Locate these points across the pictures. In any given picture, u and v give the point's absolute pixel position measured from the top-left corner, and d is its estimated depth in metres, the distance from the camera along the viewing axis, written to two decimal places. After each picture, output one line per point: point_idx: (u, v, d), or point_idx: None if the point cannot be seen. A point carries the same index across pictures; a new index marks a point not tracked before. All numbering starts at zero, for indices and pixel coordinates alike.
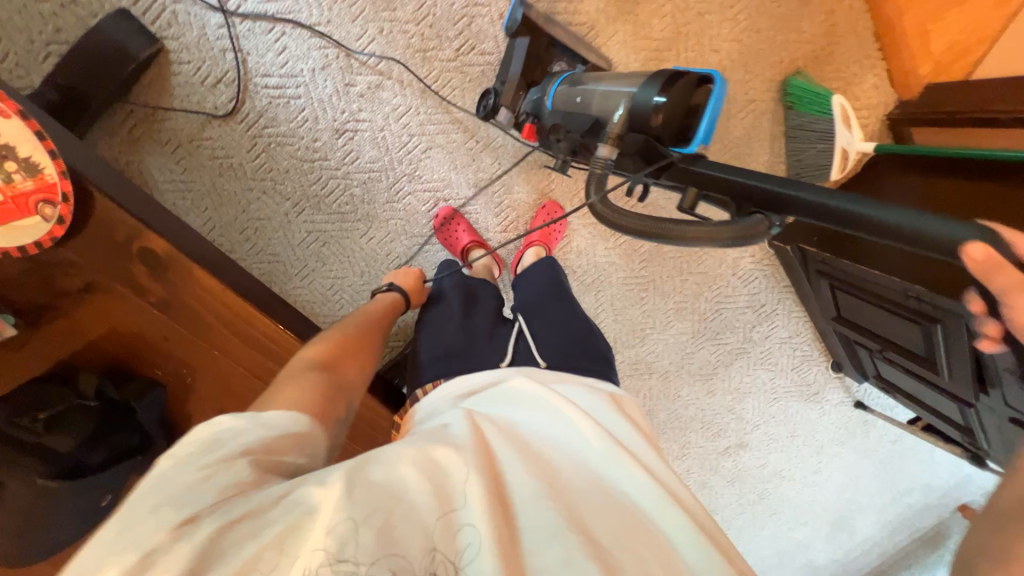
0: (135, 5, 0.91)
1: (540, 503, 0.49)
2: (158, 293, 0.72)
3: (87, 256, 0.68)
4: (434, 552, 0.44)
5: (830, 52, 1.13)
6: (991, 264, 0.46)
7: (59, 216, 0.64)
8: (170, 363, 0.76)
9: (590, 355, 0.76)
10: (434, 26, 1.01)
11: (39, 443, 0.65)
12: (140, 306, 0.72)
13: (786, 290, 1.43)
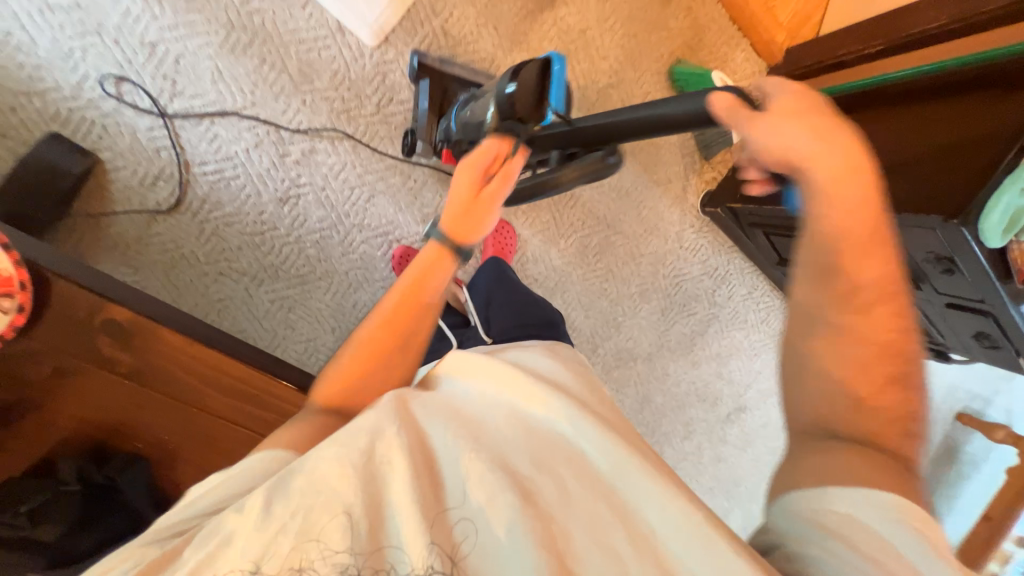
0: (63, 126, 0.96)
1: (471, 479, 0.45)
2: (130, 364, 0.63)
3: (49, 344, 0.60)
4: (432, 545, 0.42)
5: (700, 40, 1.30)
6: (733, 116, 0.54)
7: (20, 308, 0.56)
8: (149, 433, 0.67)
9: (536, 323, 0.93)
10: (352, 88, 1.10)
11: (28, 537, 0.61)
12: (109, 379, 0.63)
13: (732, 250, 1.53)
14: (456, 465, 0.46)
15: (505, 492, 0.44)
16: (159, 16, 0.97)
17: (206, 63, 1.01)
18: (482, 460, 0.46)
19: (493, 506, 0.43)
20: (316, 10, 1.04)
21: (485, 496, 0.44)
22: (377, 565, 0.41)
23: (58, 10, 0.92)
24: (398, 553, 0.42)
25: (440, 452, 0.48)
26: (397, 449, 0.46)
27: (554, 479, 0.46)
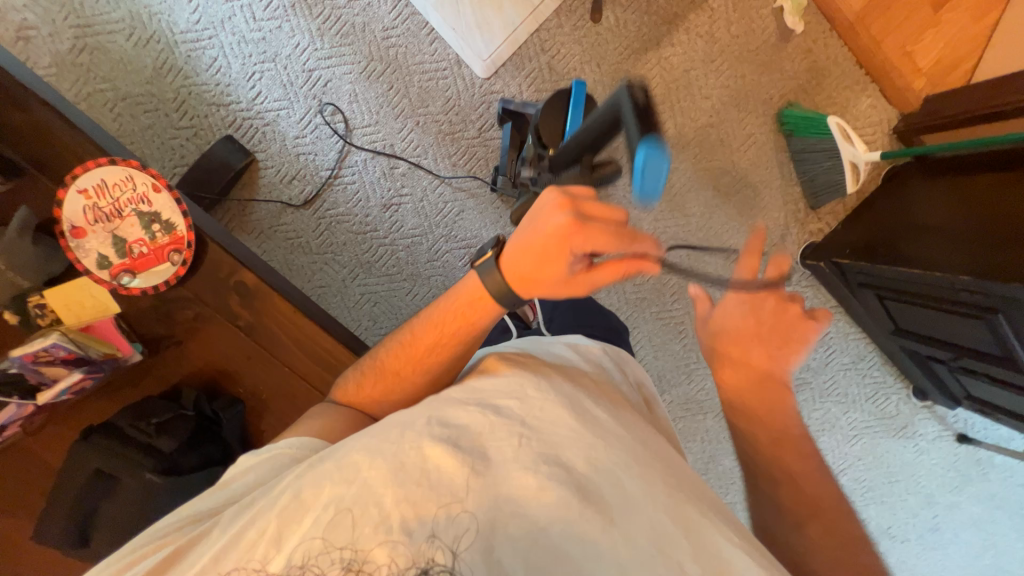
0: (235, 130, 1.19)
1: (526, 469, 0.46)
2: (248, 318, 0.71)
3: (198, 290, 0.70)
4: (432, 538, 0.44)
5: (817, 84, 1.22)
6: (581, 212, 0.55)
7: (187, 262, 0.68)
8: (252, 380, 0.74)
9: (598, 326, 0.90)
10: (459, 113, 1.22)
11: (148, 443, 0.66)
12: (230, 330, 0.72)
13: (836, 311, 1.34)
14: (510, 450, 0.47)
15: (563, 485, 0.46)
16: (319, 48, 1.18)
17: (347, 86, 1.20)
18: (542, 448, 0.47)
19: (542, 495, 0.45)
20: (441, 46, 1.19)
21: (539, 483, 0.46)
22: (378, 559, 0.43)
23: (251, 42, 1.17)
24: (396, 547, 0.43)
25: (495, 436, 0.48)
26: (440, 443, 0.47)
27: (612, 481, 0.46)
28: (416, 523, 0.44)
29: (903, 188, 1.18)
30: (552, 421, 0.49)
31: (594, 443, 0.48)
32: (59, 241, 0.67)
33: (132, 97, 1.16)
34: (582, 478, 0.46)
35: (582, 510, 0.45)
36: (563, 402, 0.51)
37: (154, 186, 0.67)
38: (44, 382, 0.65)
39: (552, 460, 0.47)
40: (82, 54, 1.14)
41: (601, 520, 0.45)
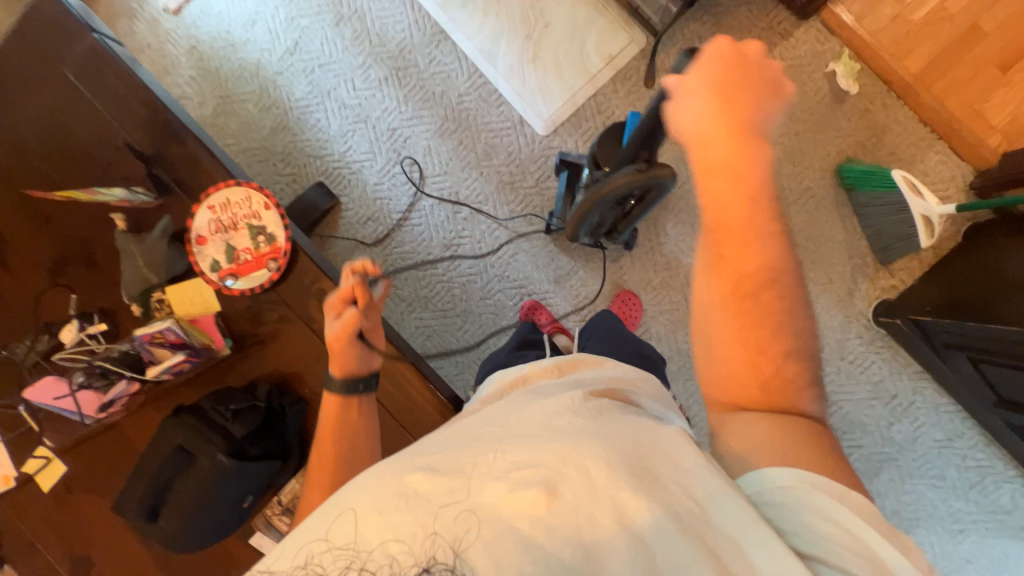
0: (326, 177, 1.38)
1: (505, 471, 0.44)
2: (323, 323, 0.79)
3: (286, 295, 0.80)
4: (434, 535, 0.42)
5: (878, 140, 1.22)
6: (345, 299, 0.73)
7: (281, 269, 0.79)
8: (317, 383, 0.79)
9: (632, 355, 0.84)
10: (519, 166, 1.34)
11: (224, 427, 0.72)
12: (306, 333, 0.79)
13: (921, 378, 1.21)
14: (484, 462, 0.45)
15: (533, 484, 0.42)
16: (403, 111, 1.37)
17: (423, 142, 1.37)
18: (513, 454, 0.45)
19: (519, 500, 0.42)
20: (507, 109, 1.34)
21: (511, 488, 0.42)
22: (379, 559, 0.42)
23: (349, 107, 1.39)
24: (397, 548, 0.42)
25: (467, 451, 0.47)
26: (418, 468, 0.45)
27: (588, 480, 0.42)
28: (408, 531, 0.42)
29: (988, 244, 1.10)
30: (525, 431, 0.48)
31: (566, 444, 0.45)
32: (185, 248, 0.79)
33: (250, 150, 1.40)
34: (552, 478, 0.43)
35: (559, 510, 0.41)
36: (540, 415, 0.50)
37: (266, 203, 0.79)
38: (153, 359, 0.75)
39: (522, 463, 0.44)
40: (219, 117, 1.41)
41: (581, 521, 0.41)
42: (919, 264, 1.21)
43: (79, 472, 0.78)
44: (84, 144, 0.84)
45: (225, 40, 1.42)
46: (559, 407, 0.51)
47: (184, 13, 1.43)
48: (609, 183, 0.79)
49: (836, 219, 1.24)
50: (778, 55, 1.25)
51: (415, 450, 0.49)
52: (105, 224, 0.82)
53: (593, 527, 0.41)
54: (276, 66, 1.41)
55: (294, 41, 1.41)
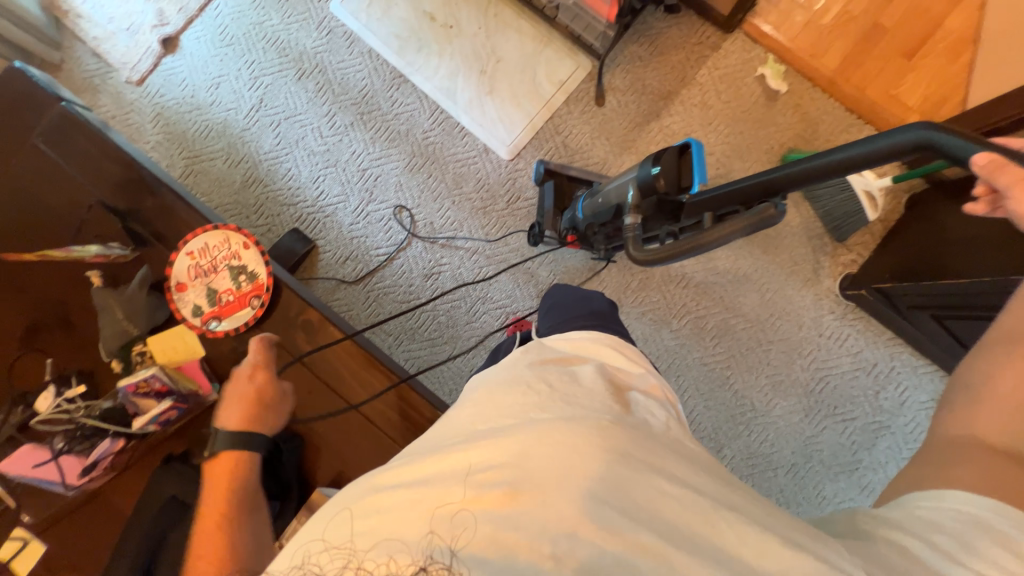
0: (301, 223, 1.40)
1: (475, 471, 0.45)
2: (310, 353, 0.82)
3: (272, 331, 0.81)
4: (431, 534, 0.42)
5: (813, 130, 1.33)
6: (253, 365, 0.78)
7: (264, 304, 0.82)
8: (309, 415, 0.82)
9: (585, 312, 0.79)
10: (489, 191, 1.39)
11: None
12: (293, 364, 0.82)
13: (896, 344, 1.27)
14: (450, 464, 0.47)
15: (497, 485, 0.43)
16: (371, 152, 1.42)
17: (394, 179, 1.41)
18: (475, 455, 0.46)
19: (484, 502, 0.43)
20: (471, 139, 1.41)
21: (475, 490, 0.44)
22: (377, 558, 0.43)
23: (318, 154, 1.43)
24: (395, 549, 0.43)
25: (438, 458, 0.48)
26: (382, 485, 0.48)
27: (546, 470, 0.44)
28: (399, 535, 0.44)
29: (928, 212, 1.19)
30: (490, 431, 0.49)
31: (526, 439, 0.46)
32: (166, 296, 0.80)
33: (222, 205, 1.42)
34: (514, 477, 0.44)
35: (526, 504, 0.42)
36: (512, 412, 0.50)
37: (244, 242, 0.82)
38: (139, 411, 0.74)
39: (487, 465, 0.45)
40: (190, 177, 1.43)
41: (544, 512, 0.42)
42: (871, 237, 1.29)
43: (64, 547, 0.74)
44: (55, 209, 0.84)
45: (191, 104, 1.46)
46: (526, 406, 0.50)
47: (148, 82, 1.47)
48: (722, 232, 0.65)
49: (790, 205, 1.33)
50: (713, 65, 1.37)
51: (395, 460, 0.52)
52: (80, 284, 0.82)
53: (560, 518, 0.41)
54: (243, 123, 1.45)
55: (259, 98, 1.46)
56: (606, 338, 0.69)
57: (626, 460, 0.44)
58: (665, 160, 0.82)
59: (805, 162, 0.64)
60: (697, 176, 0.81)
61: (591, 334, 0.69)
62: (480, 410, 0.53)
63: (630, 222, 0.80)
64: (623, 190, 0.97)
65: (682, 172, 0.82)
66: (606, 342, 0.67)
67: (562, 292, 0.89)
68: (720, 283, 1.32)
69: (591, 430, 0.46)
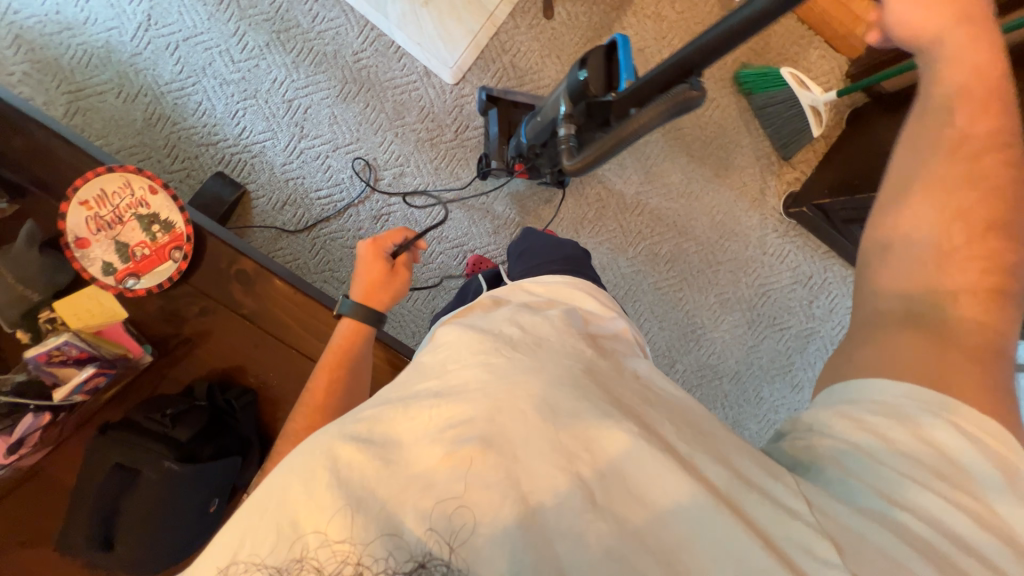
0: (224, 166, 1.25)
1: (444, 431, 0.43)
2: (252, 306, 0.77)
3: (203, 285, 0.76)
4: (428, 532, 0.39)
5: (765, 44, 1.30)
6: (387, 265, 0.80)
7: (187, 256, 0.73)
8: (262, 369, 0.80)
9: (557, 257, 0.81)
10: (435, 121, 1.29)
11: (166, 434, 0.70)
12: (239, 321, 0.78)
13: (829, 256, 1.36)
14: (418, 425, 0.45)
15: (469, 439, 0.42)
16: (296, 79, 1.25)
17: (326, 110, 1.26)
18: (445, 412, 0.45)
19: (459, 459, 0.41)
20: (409, 61, 1.27)
21: (448, 448, 0.42)
22: (375, 553, 0.39)
23: (232, 83, 1.24)
24: (393, 542, 0.39)
25: (407, 416, 0.46)
26: (348, 438, 0.44)
27: (516, 425, 0.43)
28: (381, 522, 0.40)
29: (866, 127, 1.23)
30: (450, 383, 0.48)
31: (496, 394, 0.45)
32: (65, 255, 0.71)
33: (125, 148, 1.22)
34: (487, 432, 0.43)
35: (503, 460, 0.41)
36: (475, 357, 0.50)
37: (150, 187, 0.72)
38: (59, 381, 0.68)
39: (456, 420, 0.44)
40: (75, 116, 1.21)
41: (518, 466, 0.41)
42: (814, 154, 1.33)
43: (9, 527, 0.70)
44: None
45: (58, 24, 1.20)
46: (498, 344, 0.52)
47: None
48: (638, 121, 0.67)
49: (740, 125, 1.33)
50: None
51: (350, 414, 0.48)
52: None
53: (532, 471, 0.41)
54: (132, 47, 1.22)
55: (147, 14, 1.22)
56: (582, 283, 0.72)
57: (591, 401, 0.45)
58: (590, 63, 0.78)
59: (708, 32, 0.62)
60: (624, 73, 0.77)
61: (568, 278, 0.73)
62: (444, 349, 0.54)
63: (563, 133, 0.82)
64: (555, 104, 0.93)
65: (606, 71, 0.78)
66: (570, 281, 0.72)
67: (536, 237, 0.90)
68: (674, 207, 1.34)
69: (558, 376, 0.48)
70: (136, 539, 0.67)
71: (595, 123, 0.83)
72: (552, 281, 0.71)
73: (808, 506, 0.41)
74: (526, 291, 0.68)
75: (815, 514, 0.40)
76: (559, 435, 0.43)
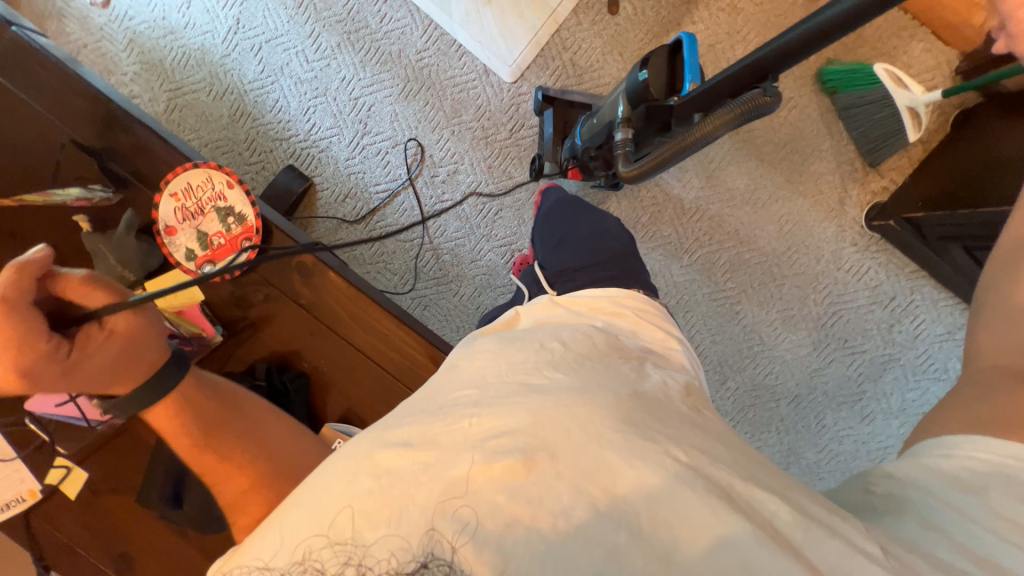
0: (295, 160, 1.34)
1: (485, 443, 0.45)
2: (308, 296, 0.83)
3: (266, 271, 0.82)
4: (432, 532, 0.42)
5: (858, 37, 1.17)
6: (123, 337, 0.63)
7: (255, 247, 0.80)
8: (317, 357, 0.85)
9: (585, 247, 0.89)
10: (491, 119, 1.29)
11: None
12: (295, 308, 0.83)
13: (918, 276, 1.22)
14: (461, 432, 0.47)
15: (511, 452, 0.44)
16: (362, 78, 1.31)
17: (388, 108, 1.31)
18: (493, 423, 0.47)
19: (499, 469, 0.43)
20: (469, 59, 1.28)
21: (487, 458, 0.44)
22: (378, 554, 0.42)
23: (305, 82, 1.32)
24: (395, 544, 0.42)
25: (446, 422, 0.48)
26: (392, 445, 0.47)
27: (558, 436, 0.45)
28: (397, 523, 0.42)
29: (976, 132, 1.09)
30: (494, 399, 0.50)
31: (538, 411, 0.47)
32: (156, 240, 0.79)
33: (212, 142, 1.35)
34: (529, 446, 0.45)
35: (545, 474, 0.43)
36: (516, 372, 0.54)
37: (228, 182, 0.79)
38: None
39: (499, 432, 0.46)
40: (173, 112, 1.35)
41: (562, 486, 0.42)
42: (908, 161, 1.19)
43: (103, 475, 0.81)
44: (30, 150, 0.80)
45: (163, 29, 1.34)
46: (540, 362, 0.55)
47: (114, 4, 1.36)
48: (704, 131, 0.65)
49: (820, 127, 1.21)
50: None
51: (391, 421, 0.52)
52: (71, 230, 0.81)
53: (575, 487, 0.42)
54: (222, 49, 1.34)
55: (235, 18, 1.32)
56: (628, 299, 0.74)
57: None
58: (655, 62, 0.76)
59: (793, 31, 0.57)
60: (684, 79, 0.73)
61: (606, 291, 0.76)
62: (485, 359, 0.57)
63: (620, 138, 0.80)
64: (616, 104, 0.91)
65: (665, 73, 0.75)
66: (608, 294, 0.75)
67: (561, 212, 1.00)
68: (738, 214, 1.25)
69: (598, 405, 0.48)
70: (202, 500, 0.74)
71: (652, 124, 0.81)
72: (590, 296, 0.74)
73: (882, 552, 0.39)
74: (569, 305, 0.72)
75: (889, 559, 0.39)
76: (603, 454, 0.44)
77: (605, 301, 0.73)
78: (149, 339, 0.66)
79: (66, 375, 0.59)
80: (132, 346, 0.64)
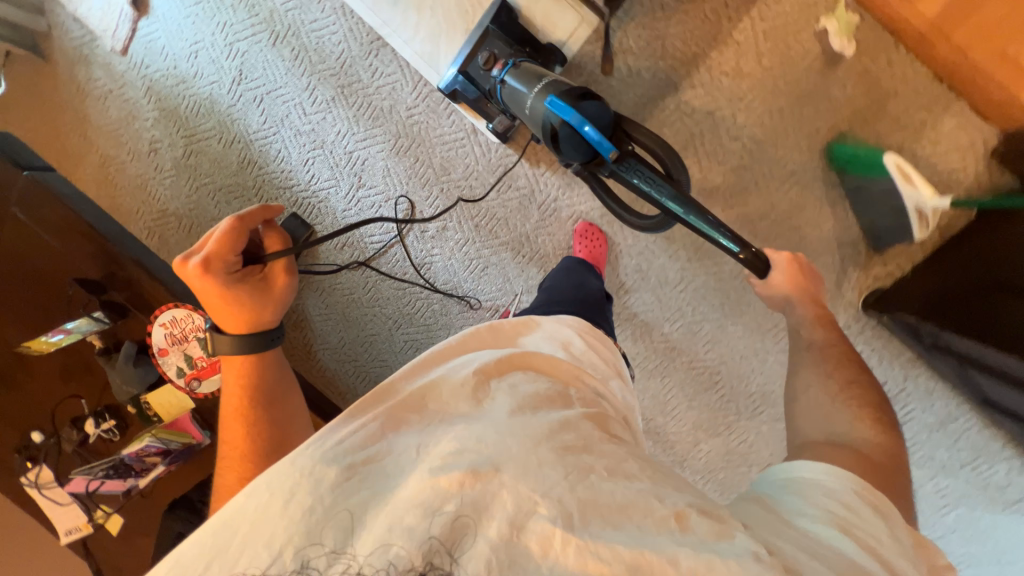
0: (297, 208, 1.41)
1: (439, 467, 0.53)
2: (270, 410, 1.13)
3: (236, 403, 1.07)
4: (430, 539, 0.49)
5: (878, 110, 1.04)
6: (264, 280, 0.83)
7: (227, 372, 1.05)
8: None
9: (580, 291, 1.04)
10: (478, 179, 1.30)
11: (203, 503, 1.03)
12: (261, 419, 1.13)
13: (915, 365, 1.17)
14: (407, 455, 0.57)
15: (459, 467, 0.53)
16: (356, 133, 1.33)
17: (380, 163, 1.34)
18: (435, 444, 0.56)
19: (454, 488, 0.51)
20: (458, 118, 1.27)
21: (436, 473, 0.53)
22: (376, 564, 0.48)
23: (303, 134, 1.36)
24: (393, 552, 0.48)
25: (390, 445, 0.58)
26: (334, 464, 0.55)
27: (500, 457, 0.54)
28: (386, 531, 0.49)
29: (998, 231, 0.98)
30: (444, 431, 0.59)
31: (480, 433, 0.57)
32: (153, 360, 1.04)
33: (224, 188, 1.45)
34: (476, 461, 0.54)
35: (493, 484, 0.52)
36: (461, 406, 0.62)
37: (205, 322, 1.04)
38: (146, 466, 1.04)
39: (445, 454, 0.55)
40: (190, 157, 1.45)
41: (505, 512, 0.51)
42: (920, 248, 1.09)
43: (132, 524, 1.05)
44: None
45: (175, 77, 1.41)
46: (470, 398, 0.63)
47: (131, 52, 1.42)
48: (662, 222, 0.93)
49: (824, 205, 1.11)
50: (759, 15, 1.05)
51: (323, 442, 0.58)
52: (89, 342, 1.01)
53: (520, 499, 0.51)
54: (228, 99, 1.39)
55: (238, 69, 1.36)
56: (580, 323, 0.87)
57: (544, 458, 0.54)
58: (563, 145, 0.89)
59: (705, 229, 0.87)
60: (594, 141, 0.86)
61: (572, 322, 0.87)
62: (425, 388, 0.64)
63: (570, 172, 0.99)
64: (539, 124, 0.94)
65: (580, 140, 0.88)
66: (575, 327, 0.86)
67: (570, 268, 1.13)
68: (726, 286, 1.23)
69: (527, 432, 0.57)
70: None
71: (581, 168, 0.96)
72: (546, 325, 0.84)
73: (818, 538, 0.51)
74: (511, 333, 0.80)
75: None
76: (542, 469, 0.53)
77: (567, 331, 0.83)
78: (279, 295, 0.83)
79: (227, 282, 0.80)
80: (269, 290, 0.83)
